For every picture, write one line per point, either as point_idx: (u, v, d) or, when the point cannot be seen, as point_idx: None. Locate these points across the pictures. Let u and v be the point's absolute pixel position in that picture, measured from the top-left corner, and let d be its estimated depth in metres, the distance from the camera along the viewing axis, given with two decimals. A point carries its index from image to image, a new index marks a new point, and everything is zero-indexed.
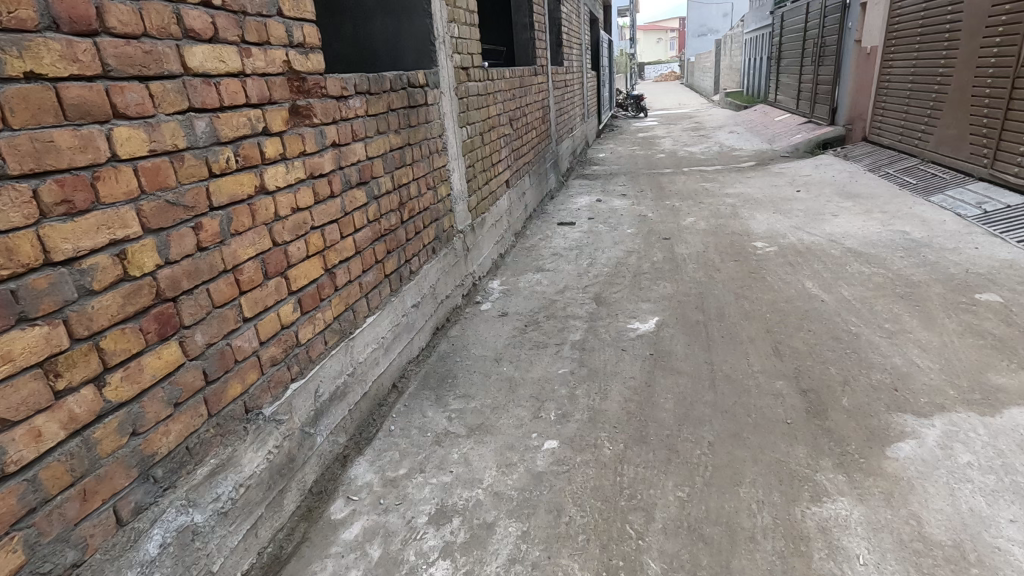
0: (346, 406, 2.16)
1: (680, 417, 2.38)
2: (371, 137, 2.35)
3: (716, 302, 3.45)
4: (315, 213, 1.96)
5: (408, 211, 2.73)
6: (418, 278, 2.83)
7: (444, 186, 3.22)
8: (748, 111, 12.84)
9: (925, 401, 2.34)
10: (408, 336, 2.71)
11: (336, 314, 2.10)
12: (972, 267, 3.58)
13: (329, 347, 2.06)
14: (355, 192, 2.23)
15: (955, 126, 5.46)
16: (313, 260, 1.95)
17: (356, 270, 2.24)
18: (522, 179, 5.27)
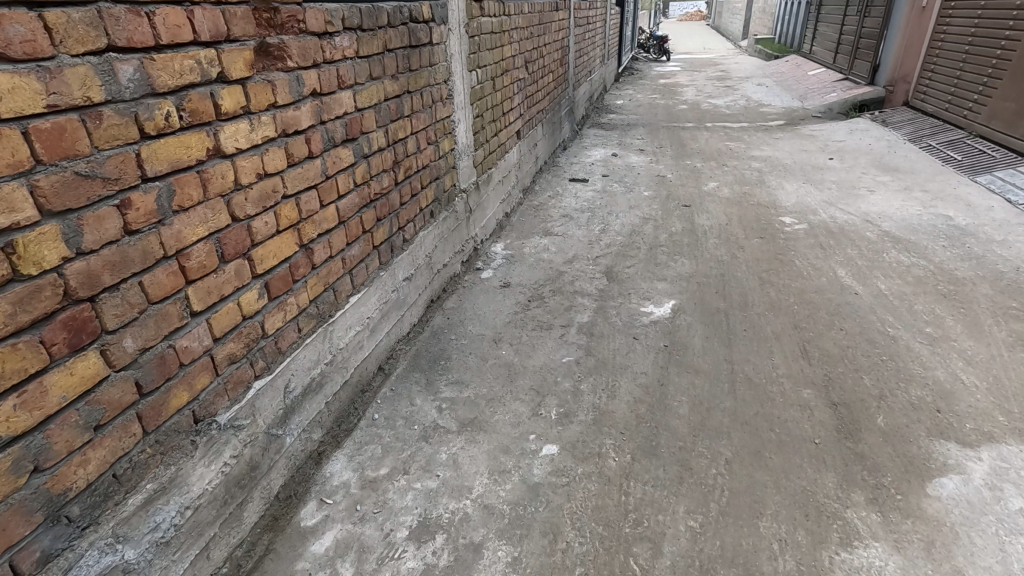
0: (323, 399, 1.91)
1: (695, 426, 2.15)
2: (361, 84, 1.98)
3: (738, 288, 3.16)
4: (289, 180, 1.64)
5: (404, 171, 2.39)
6: (412, 247, 2.52)
7: (447, 140, 2.85)
8: (778, 63, 12.02)
9: (971, 427, 2.09)
10: (398, 313, 2.44)
11: (312, 296, 1.82)
12: (1022, 265, 3.26)
13: (303, 335, 1.79)
14: (340, 152, 1.89)
15: (1016, 99, 4.95)
16: (284, 236, 1.65)
17: (338, 244, 1.94)
18: (535, 129, 4.83)
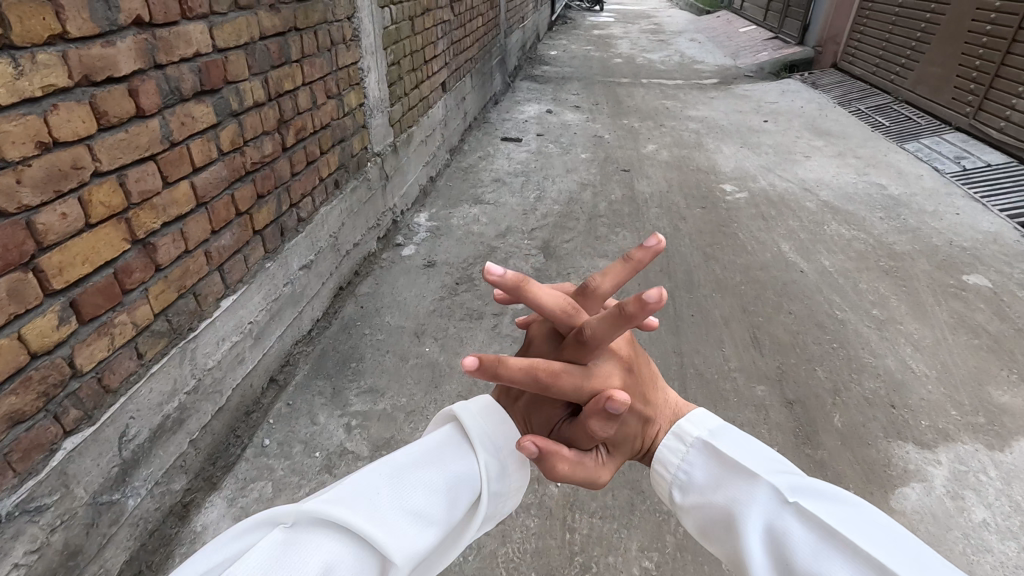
0: (185, 437, 1.47)
1: None
2: (220, 14, 1.45)
3: (683, 265, 2.91)
4: (102, 150, 1.14)
5: (295, 133, 1.89)
6: (311, 227, 2.05)
7: (354, 93, 2.34)
8: (710, 17, 11.81)
9: (926, 424, 1.97)
10: (296, 311, 1.99)
11: (159, 308, 1.35)
12: (955, 238, 3.22)
13: (145, 361, 1.32)
14: (192, 108, 1.38)
15: (942, 64, 4.93)
16: (102, 231, 1.16)
17: (197, 234, 1.45)
18: (461, 81, 4.31)
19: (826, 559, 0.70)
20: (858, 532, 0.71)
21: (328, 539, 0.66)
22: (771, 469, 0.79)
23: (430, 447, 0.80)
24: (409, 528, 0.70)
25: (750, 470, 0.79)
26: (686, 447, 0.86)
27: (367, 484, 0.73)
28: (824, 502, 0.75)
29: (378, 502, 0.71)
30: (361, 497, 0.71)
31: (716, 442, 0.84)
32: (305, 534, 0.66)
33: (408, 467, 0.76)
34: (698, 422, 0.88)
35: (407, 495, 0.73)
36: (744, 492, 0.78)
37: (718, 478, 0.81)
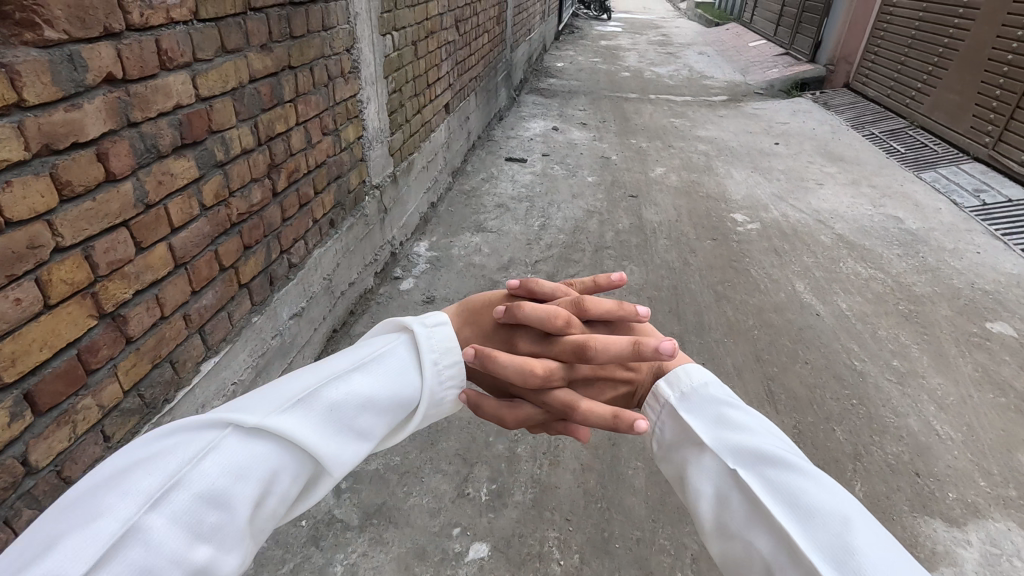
0: None
1: (654, 506, 1.78)
2: (204, 61, 1.34)
3: (694, 305, 2.79)
4: (65, 223, 1.03)
5: (287, 176, 1.78)
6: (302, 273, 1.94)
7: (352, 126, 2.23)
8: (719, 31, 11.70)
9: (954, 497, 1.85)
10: (284, 362, 1.88)
11: (130, 384, 1.24)
12: (977, 280, 3.10)
13: (112, 444, 1.21)
14: (172, 164, 1.28)
15: (960, 91, 4.82)
16: (64, 310, 1.05)
17: (175, 297, 1.34)
18: (466, 100, 4.20)
19: (753, 530, 0.79)
20: (788, 504, 0.78)
21: (275, 450, 0.71)
22: (719, 437, 0.86)
23: (379, 363, 0.83)
24: (349, 441, 0.77)
25: (699, 441, 0.87)
26: (659, 407, 0.95)
27: (315, 401, 0.75)
28: (765, 471, 0.81)
29: (323, 419, 0.75)
30: (305, 411, 0.75)
31: (682, 408, 0.91)
32: (252, 444, 0.70)
33: (354, 384, 0.79)
34: (675, 383, 0.94)
35: (352, 412, 0.78)
36: (695, 462, 0.87)
37: (678, 444, 0.90)
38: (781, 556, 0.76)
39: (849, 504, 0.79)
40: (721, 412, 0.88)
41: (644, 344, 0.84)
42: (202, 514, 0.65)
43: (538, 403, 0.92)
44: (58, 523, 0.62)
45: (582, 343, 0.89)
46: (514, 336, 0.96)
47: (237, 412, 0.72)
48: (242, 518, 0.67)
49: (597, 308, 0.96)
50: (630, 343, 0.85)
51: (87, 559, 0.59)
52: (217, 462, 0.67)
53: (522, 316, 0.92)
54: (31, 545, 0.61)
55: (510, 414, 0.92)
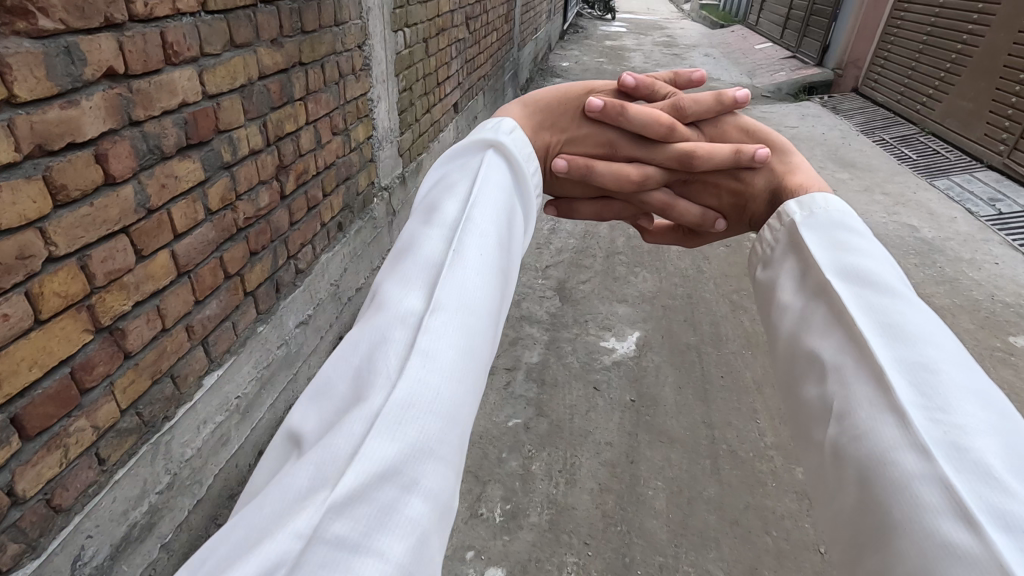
0: (154, 543, 1.28)
1: (676, 530, 1.70)
2: (211, 56, 1.26)
3: (710, 314, 2.70)
4: (58, 231, 0.94)
5: (296, 178, 1.69)
6: (309, 279, 1.85)
7: (362, 126, 2.14)
8: (724, 32, 11.60)
9: None
10: (289, 373, 1.79)
11: (128, 401, 1.15)
12: (997, 293, 3.03)
13: (108, 467, 1.12)
14: (177, 166, 1.19)
15: (973, 98, 4.74)
16: (57, 326, 0.97)
17: (177, 309, 1.26)
18: (474, 99, 4.10)
19: (827, 336, 0.81)
20: (880, 322, 0.77)
21: (456, 330, 0.69)
22: (828, 255, 0.87)
23: (498, 201, 0.86)
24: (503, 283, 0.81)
25: (804, 262, 0.91)
26: (780, 227, 0.98)
27: (463, 272, 0.74)
28: (864, 293, 0.81)
29: (476, 280, 0.75)
30: (467, 267, 0.75)
31: (804, 225, 0.92)
32: (440, 309, 0.70)
33: (490, 225, 0.82)
34: (806, 205, 0.95)
35: (495, 250, 0.81)
36: (795, 284, 0.91)
37: (782, 268, 0.95)
38: (847, 356, 0.77)
39: (954, 346, 0.75)
40: (841, 237, 0.88)
41: (743, 152, 1.06)
42: (439, 392, 0.63)
43: (635, 201, 1.17)
44: (301, 476, 0.57)
45: (687, 150, 1.09)
46: (612, 137, 1.10)
47: (402, 319, 0.69)
48: (467, 379, 0.67)
49: (694, 107, 1.13)
50: (731, 153, 1.06)
51: (367, 472, 0.56)
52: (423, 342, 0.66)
53: (630, 119, 1.08)
54: (284, 502, 0.56)
55: (609, 208, 1.19)
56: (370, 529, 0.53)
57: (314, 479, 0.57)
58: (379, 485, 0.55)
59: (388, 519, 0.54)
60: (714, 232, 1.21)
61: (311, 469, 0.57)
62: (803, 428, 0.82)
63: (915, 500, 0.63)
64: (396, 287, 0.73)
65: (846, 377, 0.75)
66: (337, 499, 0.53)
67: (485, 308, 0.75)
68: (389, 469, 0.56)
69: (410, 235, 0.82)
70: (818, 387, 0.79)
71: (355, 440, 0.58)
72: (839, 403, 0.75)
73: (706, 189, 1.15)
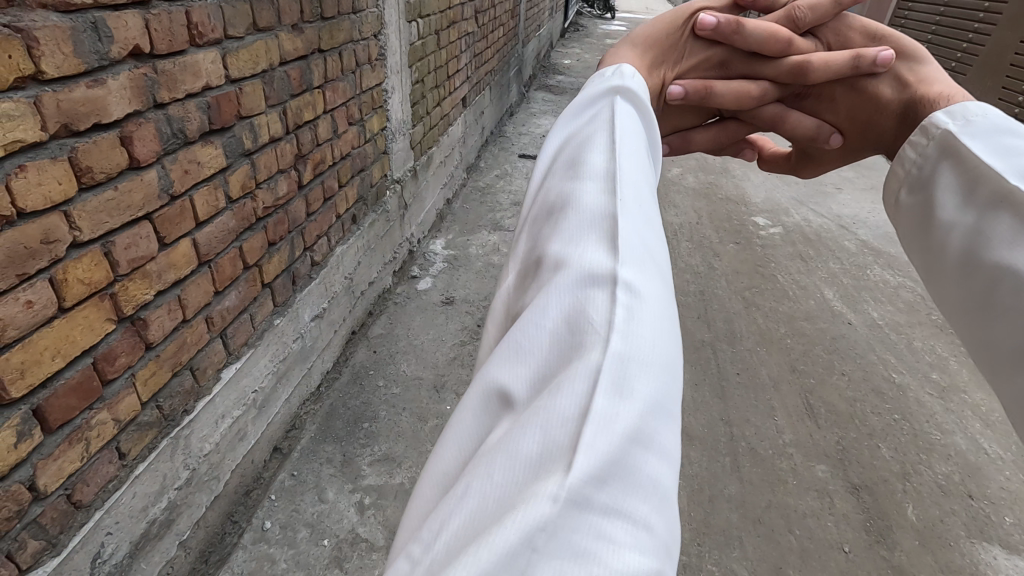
0: (173, 540, 1.25)
1: (698, 528, 1.67)
2: (234, 40, 1.22)
3: (723, 310, 2.67)
4: (83, 215, 0.90)
5: (313, 167, 1.66)
6: (325, 272, 1.81)
7: (376, 117, 2.11)
8: None
9: (1010, 522, 1.78)
10: (304, 368, 1.76)
11: (149, 394, 1.12)
12: None
13: (128, 462, 1.08)
14: (199, 152, 1.15)
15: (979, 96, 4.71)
16: (81, 314, 0.93)
17: (198, 299, 1.22)
18: (481, 94, 4.06)
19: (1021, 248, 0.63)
20: None
21: (651, 256, 0.52)
22: (1005, 158, 0.68)
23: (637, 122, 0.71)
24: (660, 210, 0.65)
25: (965, 170, 0.71)
26: (927, 139, 0.78)
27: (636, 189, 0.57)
28: None
29: (647, 202, 0.58)
30: (634, 184, 0.59)
31: (963, 132, 0.74)
32: (627, 225, 0.52)
33: (639, 146, 0.66)
34: (957, 114, 0.77)
35: (651, 172, 0.65)
36: (956, 195, 0.72)
37: (932, 184, 0.76)
38: None
39: None
40: (1011, 136, 0.70)
41: (863, 56, 0.97)
42: (661, 331, 0.46)
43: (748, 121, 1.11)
44: (511, 448, 0.38)
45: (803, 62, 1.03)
46: (723, 55, 1.05)
47: (591, 242, 0.49)
48: (672, 315, 0.51)
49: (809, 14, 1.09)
50: (849, 59, 0.99)
51: (612, 436, 0.37)
52: (626, 265, 0.48)
53: (745, 33, 1.02)
54: (498, 487, 0.36)
55: (722, 133, 1.13)
56: (635, 507, 0.36)
57: (538, 447, 0.37)
58: (632, 450, 0.38)
59: (650, 494, 0.37)
60: (829, 153, 1.12)
61: (526, 436, 0.38)
62: (1000, 357, 0.65)
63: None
64: (560, 215, 0.55)
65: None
66: (588, 466, 0.35)
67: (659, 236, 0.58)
68: (640, 429, 0.39)
69: (552, 163, 0.65)
70: (1021, 309, 0.62)
71: (586, 389, 0.39)
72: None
73: (823, 103, 1.07)
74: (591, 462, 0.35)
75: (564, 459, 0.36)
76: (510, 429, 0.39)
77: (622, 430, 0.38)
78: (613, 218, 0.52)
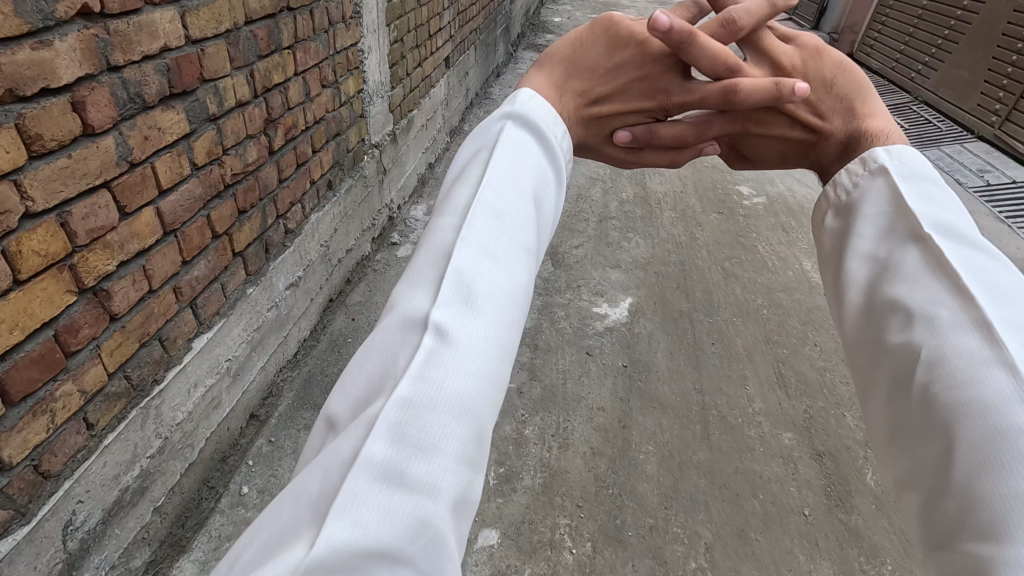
0: (148, 506, 1.27)
1: (667, 493, 1.73)
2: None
3: (703, 281, 2.68)
4: (35, 184, 0.87)
5: (284, 132, 1.61)
6: (300, 239, 1.79)
7: (352, 79, 2.05)
8: None
9: None
10: (280, 336, 1.76)
11: (116, 365, 1.11)
12: None
13: (96, 432, 1.09)
14: (160, 117, 1.11)
15: (970, 67, 4.54)
16: (37, 286, 0.91)
17: (165, 269, 1.20)
18: (465, 54, 3.94)
19: (915, 285, 0.78)
20: (977, 277, 0.76)
21: (463, 319, 0.67)
22: (922, 200, 0.85)
23: (507, 175, 0.84)
24: (523, 253, 0.78)
25: (896, 203, 0.87)
26: (864, 170, 0.94)
27: (468, 257, 0.73)
28: (955, 246, 0.80)
29: (484, 267, 0.73)
30: (474, 246, 0.74)
31: (892, 167, 0.90)
32: (444, 293, 0.68)
33: (498, 205, 0.80)
34: (893, 153, 0.92)
35: (508, 228, 0.79)
36: (873, 230, 0.89)
37: (855, 213, 0.92)
38: (939, 307, 0.75)
39: None
40: (929, 185, 0.87)
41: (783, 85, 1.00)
42: (452, 379, 0.62)
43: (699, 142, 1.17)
44: (302, 490, 0.57)
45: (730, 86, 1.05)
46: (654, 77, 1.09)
47: (410, 311, 0.68)
48: (484, 363, 0.66)
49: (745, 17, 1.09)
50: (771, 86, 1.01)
51: (370, 474, 0.55)
52: (430, 331, 0.65)
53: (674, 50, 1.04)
54: (287, 518, 0.55)
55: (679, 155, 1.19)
56: (379, 537, 0.52)
57: (320, 487, 0.56)
58: (384, 490, 0.54)
59: (399, 528, 0.53)
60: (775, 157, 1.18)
61: (314, 480, 0.57)
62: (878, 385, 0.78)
63: (1012, 448, 0.61)
64: (405, 285, 0.73)
65: (938, 328, 0.73)
66: (340, 505, 0.53)
67: (503, 285, 0.73)
68: (402, 466, 0.56)
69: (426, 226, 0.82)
70: (898, 344, 0.76)
71: (362, 438, 0.57)
72: (924, 351, 0.72)
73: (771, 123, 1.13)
74: (344, 505, 0.53)
75: (328, 500, 0.54)
76: (311, 470, 0.58)
77: (385, 471, 0.55)
78: (438, 288, 0.69)
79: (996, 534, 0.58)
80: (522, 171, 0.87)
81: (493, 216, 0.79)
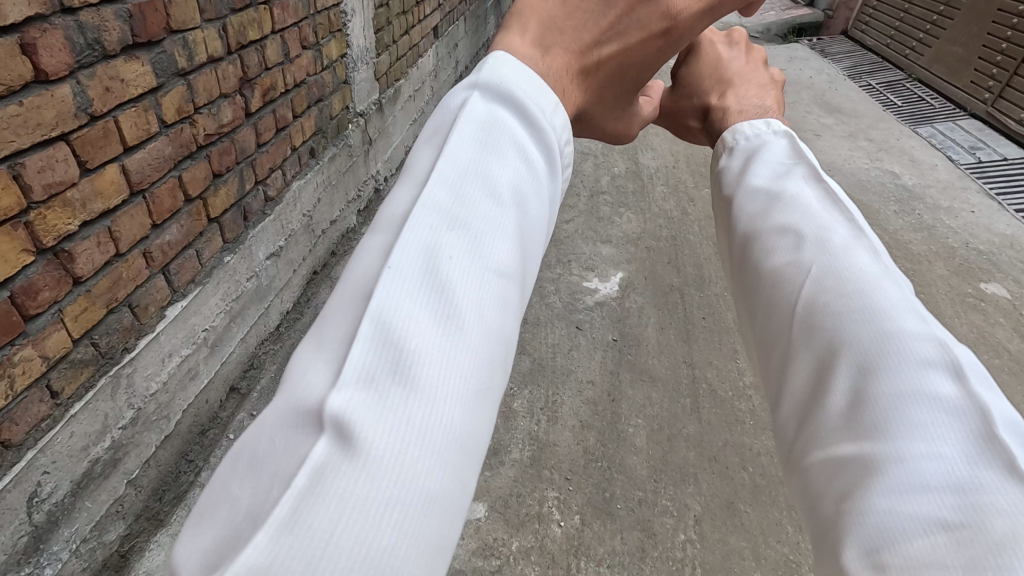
0: (121, 479, 1.22)
1: (656, 466, 1.72)
2: None
3: (694, 256, 2.64)
4: None
5: (262, 94, 1.54)
6: (280, 208, 1.73)
7: (335, 41, 1.96)
8: None
9: None
10: (260, 308, 1.70)
11: (82, 331, 1.05)
12: (971, 241, 2.95)
13: (62, 400, 1.04)
14: (124, 67, 1.04)
15: (964, 43, 4.49)
16: None
17: (133, 232, 1.14)
18: (454, 25, 3.82)
19: (809, 226, 0.64)
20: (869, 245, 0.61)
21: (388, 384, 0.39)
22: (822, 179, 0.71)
23: (476, 153, 0.52)
24: (507, 275, 0.47)
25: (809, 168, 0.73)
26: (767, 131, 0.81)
27: (415, 280, 0.43)
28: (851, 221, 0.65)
29: (439, 297, 0.43)
30: (419, 271, 0.44)
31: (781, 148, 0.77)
32: (369, 350, 0.40)
33: (462, 202, 0.49)
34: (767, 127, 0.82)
35: (493, 233, 0.48)
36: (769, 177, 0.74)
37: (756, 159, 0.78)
38: (834, 242, 0.61)
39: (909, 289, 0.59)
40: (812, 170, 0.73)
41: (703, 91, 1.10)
42: (356, 498, 0.35)
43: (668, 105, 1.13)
44: None
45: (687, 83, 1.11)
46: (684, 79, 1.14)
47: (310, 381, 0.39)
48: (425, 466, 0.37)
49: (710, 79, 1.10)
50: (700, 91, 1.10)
51: None
52: (327, 431, 0.37)
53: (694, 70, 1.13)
54: None
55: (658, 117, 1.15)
56: None
57: None
58: None
59: None
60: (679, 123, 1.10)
61: None
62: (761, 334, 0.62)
63: (893, 355, 0.48)
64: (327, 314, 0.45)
65: (828, 251, 0.60)
66: None
67: (468, 340, 0.42)
68: None
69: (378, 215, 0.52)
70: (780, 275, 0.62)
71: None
72: (814, 264, 0.60)
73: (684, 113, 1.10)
74: None
75: None
76: None
77: None
78: (344, 350, 0.40)
79: (861, 436, 0.45)
80: (499, 153, 0.53)
81: (450, 221, 0.47)
